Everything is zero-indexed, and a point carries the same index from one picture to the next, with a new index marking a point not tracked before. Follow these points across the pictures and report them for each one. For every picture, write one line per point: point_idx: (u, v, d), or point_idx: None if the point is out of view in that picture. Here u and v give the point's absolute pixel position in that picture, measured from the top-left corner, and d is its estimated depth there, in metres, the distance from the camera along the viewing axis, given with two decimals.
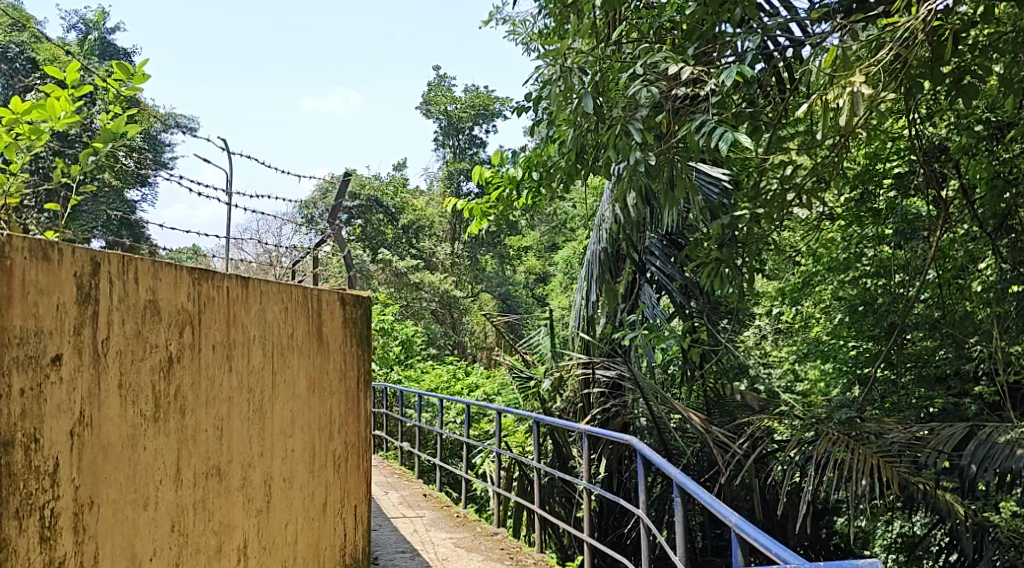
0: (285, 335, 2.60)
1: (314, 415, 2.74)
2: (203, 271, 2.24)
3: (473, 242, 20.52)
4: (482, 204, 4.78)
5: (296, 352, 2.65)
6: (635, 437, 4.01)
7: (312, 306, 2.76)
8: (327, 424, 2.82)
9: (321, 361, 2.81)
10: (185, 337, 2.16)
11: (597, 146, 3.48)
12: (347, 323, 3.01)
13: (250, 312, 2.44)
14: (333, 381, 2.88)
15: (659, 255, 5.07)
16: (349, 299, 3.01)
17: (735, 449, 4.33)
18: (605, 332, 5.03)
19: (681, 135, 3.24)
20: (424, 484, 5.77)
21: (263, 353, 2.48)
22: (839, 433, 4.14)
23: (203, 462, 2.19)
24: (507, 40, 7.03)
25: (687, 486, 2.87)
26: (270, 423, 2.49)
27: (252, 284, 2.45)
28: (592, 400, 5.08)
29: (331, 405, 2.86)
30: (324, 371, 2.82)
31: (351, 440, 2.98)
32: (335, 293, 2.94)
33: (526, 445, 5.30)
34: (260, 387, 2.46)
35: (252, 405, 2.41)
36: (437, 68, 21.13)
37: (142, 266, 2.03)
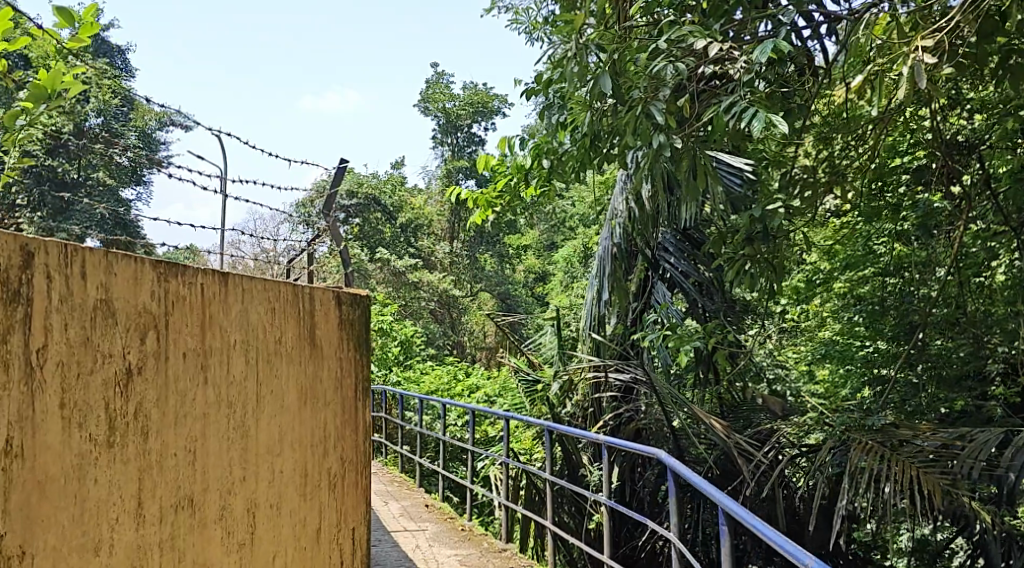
0: (273, 339, 2.33)
1: (306, 430, 2.47)
2: (169, 265, 1.97)
3: (472, 241, 20.24)
4: (487, 195, 4.50)
5: (284, 358, 2.38)
6: (662, 451, 3.72)
7: (302, 305, 2.49)
8: (321, 439, 2.55)
9: (314, 369, 2.53)
10: (148, 345, 1.89)
11: (614, 132, 3.21)
12: (344, 325, 2.73)
13: (230, 313, 2.17)
14: (326, 390, 2.60)
15: (673, 251, 4.81)
16: (344, 299, 2.74)
17: (759, 458, 4.07)
18: (617, 332, 4.78)
19: (708, 118, 2.97)
20: (426, 493, 5.51)
21: (246, 360, 2.21)
22: (872, 442, 3.89)
23: (172, 494, 1.93)
24: (509, 30, 6.77)
25: (727, 510, 2.61)
26: (254, 441, 2.22)
27: (232, 280, 2.18)
28: (604, 405, 4.82)
29: (325, 418, 2.58)
30: (316, 380, 2.54)
31: (348, 456, 2.71)
32: (330, 291, 2.66)
33: (534, 452, 5.03)
34: (243, 399, 2.19)
35: (234, 421, 2.15)
36: (434, 65, 20.89)
37: (90, 258, 1.75)
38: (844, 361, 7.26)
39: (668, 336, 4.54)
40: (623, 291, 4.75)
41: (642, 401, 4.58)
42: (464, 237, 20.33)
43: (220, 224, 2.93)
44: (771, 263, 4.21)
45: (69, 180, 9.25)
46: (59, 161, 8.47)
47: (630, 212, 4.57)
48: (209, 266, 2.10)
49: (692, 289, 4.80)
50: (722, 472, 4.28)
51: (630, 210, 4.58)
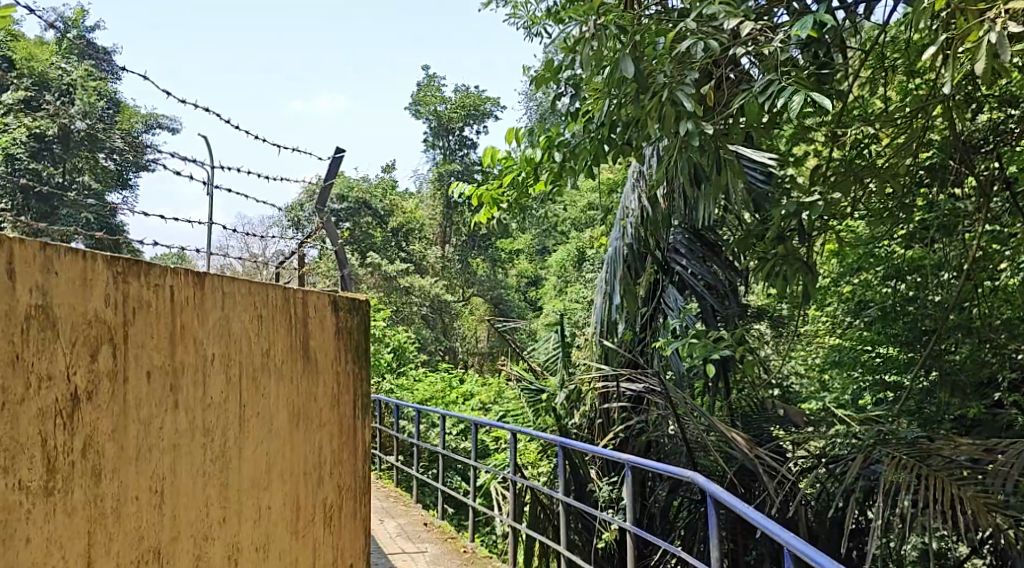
0: (259, 352, 2.05)
1: (300, 457, 2.20)
2: (129, 265, 1.68)
3: (463, 245, 19.98)
4: (493, 188, 4.09)
5: (274, 374, 2.11)
6: (696, 474, 3.36)
7: (295, 312, 2.21)
8: (314, 466, 2.27)
9: (306, 386, 2.25)
10: (102, 362, 1.61)
11: (632, 120, 2.95)
12: (340, 335, 2.45)
13: (208, 322, 1.89)
14: (321, 410, 2.32)
15: (684, 252, 4.58)
16: (340, 304, 2.46)
17: (786, 474, 3.78)
18: (626, 339, 4.51)
19: (740, 102, 2.70)
20: (423, 510, 5.22)
21: (227, 378, 1.93)
22: (908, 457, 3.56)
23: (133, 545, 1.65)
24: (506, 23, 6.41)
25: (797, 552, 2.39)
26: (236, 474, 1.95)
27: (208, 283, 1.89)
28: (614, 417, 4.55)
29: (320, 441, 2.31)
30: (309, 398, 2.26)
31: (344, 484, 2.43)
32: (327, 297, 2.39)
33: (540, 466, 4.75)
34: (223, 424, 1.91)
35: (211, 453, 1.87)
36: (425, 67, 20.63)
37: (26, 254, 1.47)
38: (854, 368, 7.02)
39: (686, 342, 4.27)
40: (633, 296, 4.44)
41: (655, 412, 4.30)
42: (456, 241, 20.06)
43: (209, 220, 2.65)
44: (794, 266, 3.94)
45: (48, 180, 8.84)
46: (39, 163, 8.10)
47: (643, 209, 4.33)
48: (181, 267, 1.82)
49: (707, 292, 4.55)
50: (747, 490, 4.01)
51: (644, 207, 4.34)
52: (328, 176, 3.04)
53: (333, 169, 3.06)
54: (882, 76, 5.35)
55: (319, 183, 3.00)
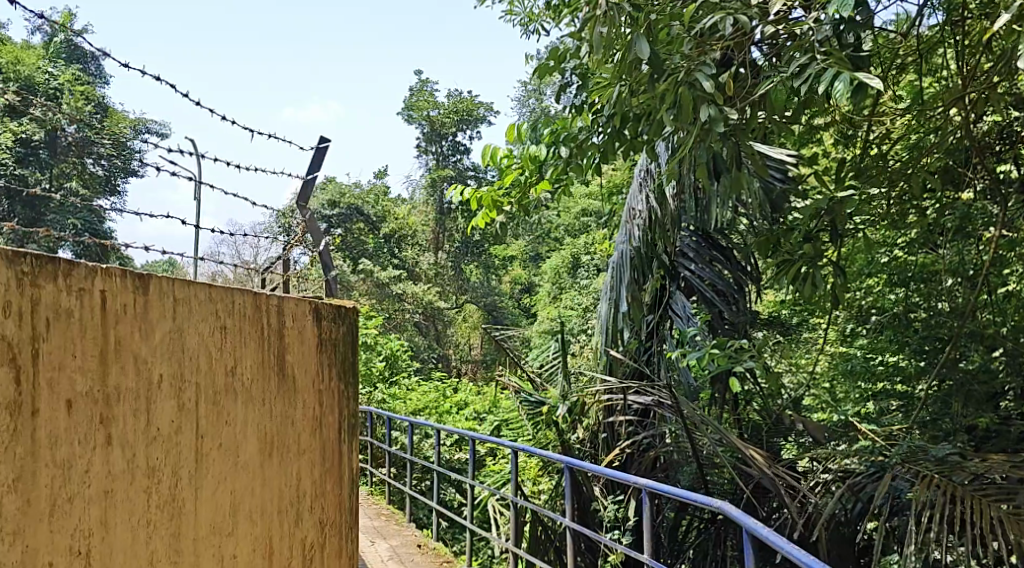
0: (222, 371, 1.80)
1: (273, 494, 1.94)
2: (40, 274, 1.43)
3: (457, 251, 19.67)
4: (493, 190, 3.77)
5: (241, 397, 1.85)
6: (712, 500, 3.10)
7: (267, 322, 1.95)
8: (292, 500, 2.01)
9: (282, 408, 1.99)
10: (3, 393, 1.36)
11: (644, 108, 2.70)
12: (325, 347, 2.19)
13: (153, 338, 1.63)
14: (301, 434, 2.06)
15: (692, 256, 4.34)
16: (324, 313, 2.19)
17: (807, 493, 3.53)
18: (632, 348, 4.27)
19: (769, 86, 2.45)
20: (418, 529, 4.96)
21: (177, 405, 1.68)
22: (938, 474, 3.30)
23: None
24: (502, 21, 6.00)
25: None
26: (190, 518, 1.70)
27: (152, 292, 1.64)
28: (619, 431, 4.31)
29: (300, 470, 2.05)
30: (286, 422, 2.00)
31: (330, 517, 2.18)
32: (309, 305, 2.13)
33: (541, 483, 4.50)
34: (172, 461, 1.66)
35: (155, 498, 1.62)
36: (417, 72, 20.39)
37: None
38: (865, 377, 6.77)
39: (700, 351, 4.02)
40: (641, 304, 4.19)
41: (664, 427, 4.06)
42: (449, 247, 19.76)
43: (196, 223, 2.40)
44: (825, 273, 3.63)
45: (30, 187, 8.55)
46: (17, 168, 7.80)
47: (652, 210, 4.08)
48: (114, 269, 1.56)
49: (719, 299, 4.32)
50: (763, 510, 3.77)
51: (653, 208, 4.07)
52: (315, 169, 2.78)
53: (317, 162, 2.81)
54: (896, 74, 5.14)
55: (303, 177, 2.74)
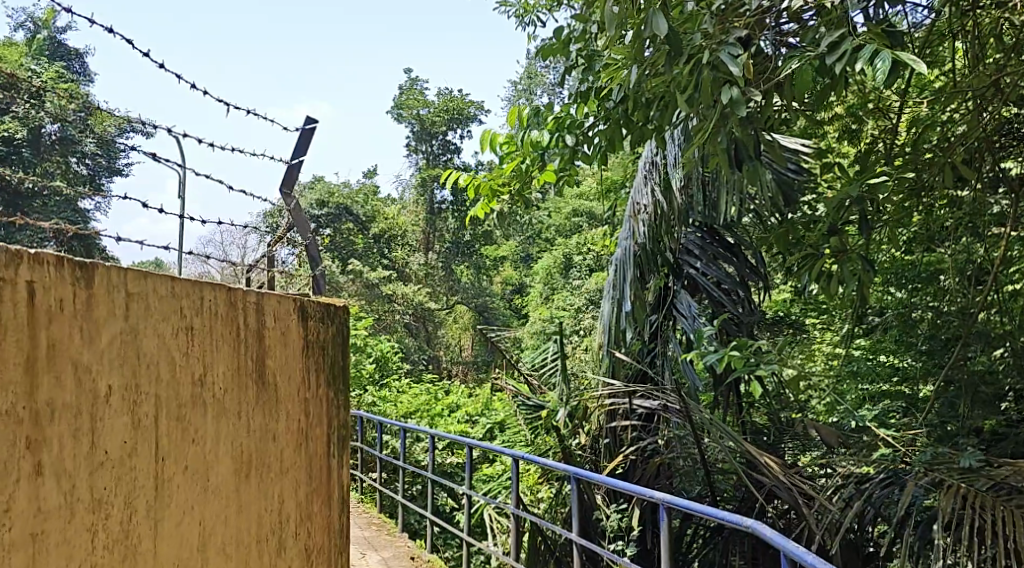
0: (188, 381, 1.55)
1: (252, 524, 1.69)
2: None
3: (447, 251, 19.41)
4: (492, 178, 3.51)
5: (213, 411, 1.60)
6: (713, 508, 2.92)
7: (245, 322, 1.70)
8: (275, 529, 1.76)
9: (262, 421, 1.74)
10: None
11: (657, 90, 2.51)
12: (314, 351, 1.93)
13: (99, 342, 1.39)
14: (287, 451, 1.81)
15: (698, 254, 4.16)
16: (313, 312, 1.94)
17: (824, 501, 3.35)
18: (635, 350, 4.07)
19: (799, 67, 2.29)
20: (411, 540, 4.74)
21: (131, 422, 1.43)
22: (962, 481, 3.12)
23: None
24: (497, 12, 5.80)
25: None
26: (146, 558, 1.45)
27: (95, 290, 1.39)
28: (623, 437, 4.12)
29: (285, 491, 1.80)
30: (268, 437, 1.75)
31: (323, 544, 1.93)
32: (297, 303, 1.88)
33: (540, 491, 4.30)
34: (124, 491, 1.42)
35: (102, 536, 1.37)
36: (407, 70, 20.15)
37: None
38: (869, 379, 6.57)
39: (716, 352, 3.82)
40: (646, 303, 4.01)
41: (669, 432, 3.89)
42: (440, 247, 19.46)
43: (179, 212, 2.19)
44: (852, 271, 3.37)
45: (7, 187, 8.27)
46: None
47: (658, 204, 3.88)
48: (44, 258, 1.32)
49: (727, 298, 4.14)
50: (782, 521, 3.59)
51: (659, 202, 3.88)
52: (301, 151, 2.57)
53: (302, 147, 2.58)
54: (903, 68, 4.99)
55: (289, 162, 2.52)
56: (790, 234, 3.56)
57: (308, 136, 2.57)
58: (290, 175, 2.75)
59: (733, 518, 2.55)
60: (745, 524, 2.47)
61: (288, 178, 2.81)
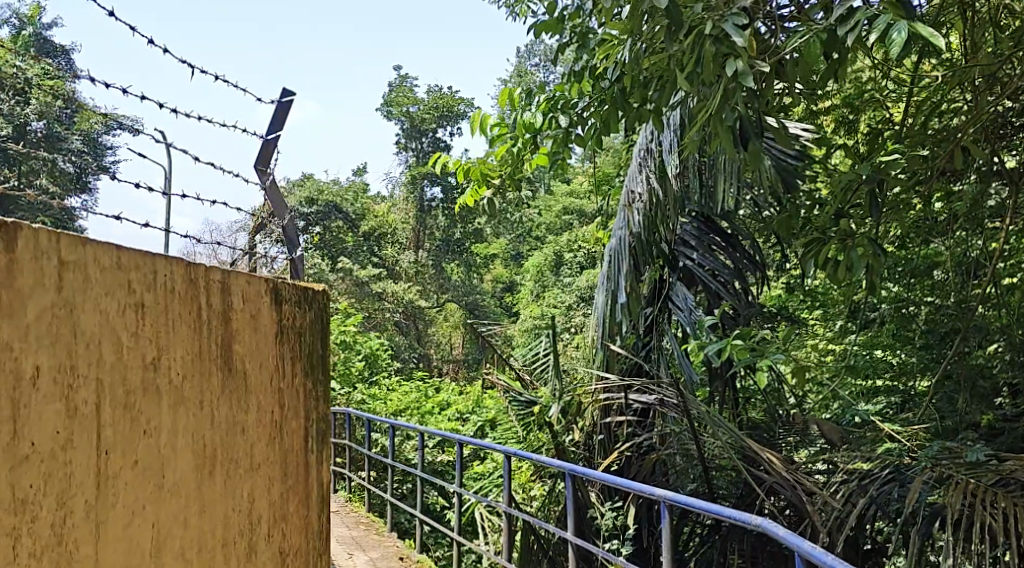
0: (138, 364, 1.39)
1: (213, 526, 1.53)
2: None
3: (438, 250, 19.25)
4: (482, 163, 3.48)
5: (167, 399, 1.44)
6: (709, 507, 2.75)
7: (206, 302, 1.55)
8: (238, 529, 1.60)
9: (222, 412, 1.57)
10: None
11: (658, 67, 2.42)
12: (283, 336, 1.78)
13: (26, 315, 1.20)
14: (250, 443, 1.65)
15: (695, 245, 4.05)
16: (283, 293, 1.78)
17: (826, 498, 3.26)
18: (630, 343, 3.95)
19: (811, 45, 2.20)
20: (401, 541, 4.62)
21: (65, 410, 1.25)
22: (967, 475, 3.03)
23: None
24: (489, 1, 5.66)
25: None
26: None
27: (21, 256, 1.20)
28: (618, 433, 4.01)
29: (248, 488, 1.64)
30: (229, 428, 1.59)
31: (292, 547, 1.77)
32: (267, 285, 1.74)
33: (533, 488, 4.19)
34: (56, 489, 1.23)
35: (29, 542, 1.18)
36: (397, 67, 20.00)
37: None
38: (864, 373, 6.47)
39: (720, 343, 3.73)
40: (641, 295, 3.90)
41: (667, 427, 3.78)
42: (430, 244, 19.19)
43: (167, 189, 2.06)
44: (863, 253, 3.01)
45: None
46: None
47: (653, 192, 3.78)
48: None
49: (723, 289, 4.04)
50: (786, 518, 3.48)
51: (654, 190, 3.78)
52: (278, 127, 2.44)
53: (279, 120, 2.44)
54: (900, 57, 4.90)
55: (266, 138, 2.39)
56: (793, 223, 3.46)
57: (286, 109, 2.44)
58: (268, 153, 2.62)
59: (742, 516, 2.39)
60: (755, 521, 2.29)
61: (266, 158, 2.67)
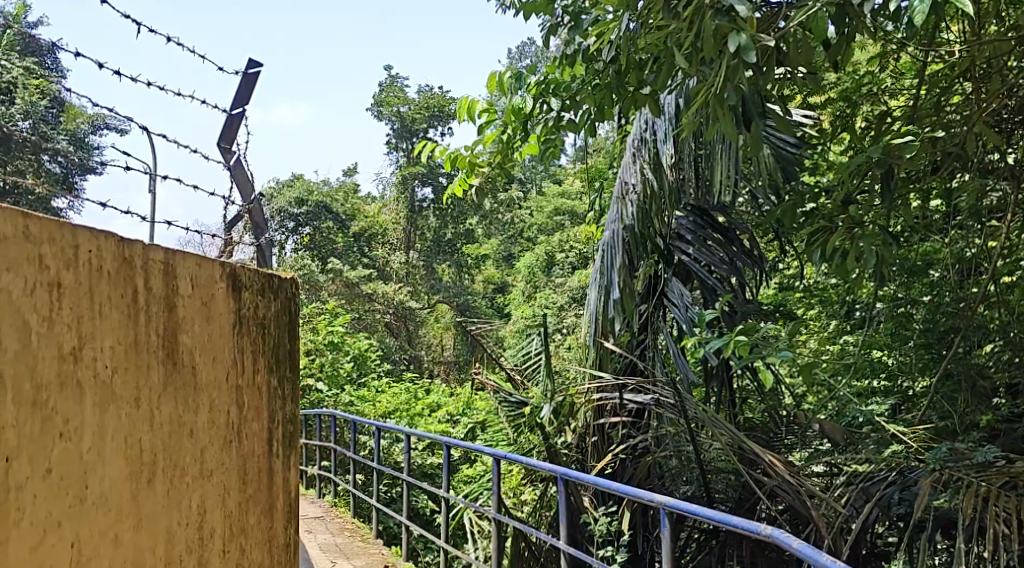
0: (54, 354, 1.21)
1: (152, 542, 1.37)
2: None
3: (428, 250, 18.62)
4: (471, 151, 3.33)
5: (94, 397, 1.26)
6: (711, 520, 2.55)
7: (145, 285, 1.38)
8: (183, 543, 1.43)
9: (165, 409, 1.40)
10: None
11: (654, 47, 2.29)
12: (240, 327, 1.60)
13: None
14: (199, 446, 1.47)
15: (691, 240, 3.91)
16: (241, 279, 1.61)
17: (830, 502, 3.12)
18: (625, 341, 3.81)
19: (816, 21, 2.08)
20: (386, 547, 4.47)
21: None
22: (975, 476, 2.91)
23: None
24: None
25: None
26: None
27: None
28: (612, 434, 3.88)
29: (196, 496, 1.46)
30: (174, 428, 1.42)
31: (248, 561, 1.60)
32: (222, 269, 1.57)
33: (524, 492, 4.04)
34: None
35: None
36: (388, 66, 19.81)
37: None
38: None
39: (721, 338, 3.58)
40: (635, 291, 3.77)
41: (663, 428, 3.64)
42: (421, 246, 18.75)
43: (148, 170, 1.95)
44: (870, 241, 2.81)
45: None
46: None
47: (648, 183, 3.68)
48: None
49: (719, 285, 3.92)
50: (788, 522, 3.33)
51: (649, 181, 3.68)
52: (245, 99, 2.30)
53: (246, 93, 2.29)
54: (897, 50, 4.79)
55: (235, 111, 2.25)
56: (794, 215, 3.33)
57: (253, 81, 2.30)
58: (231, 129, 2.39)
59: (750, 525, 2.20)
60: (765, 531, 2.11)
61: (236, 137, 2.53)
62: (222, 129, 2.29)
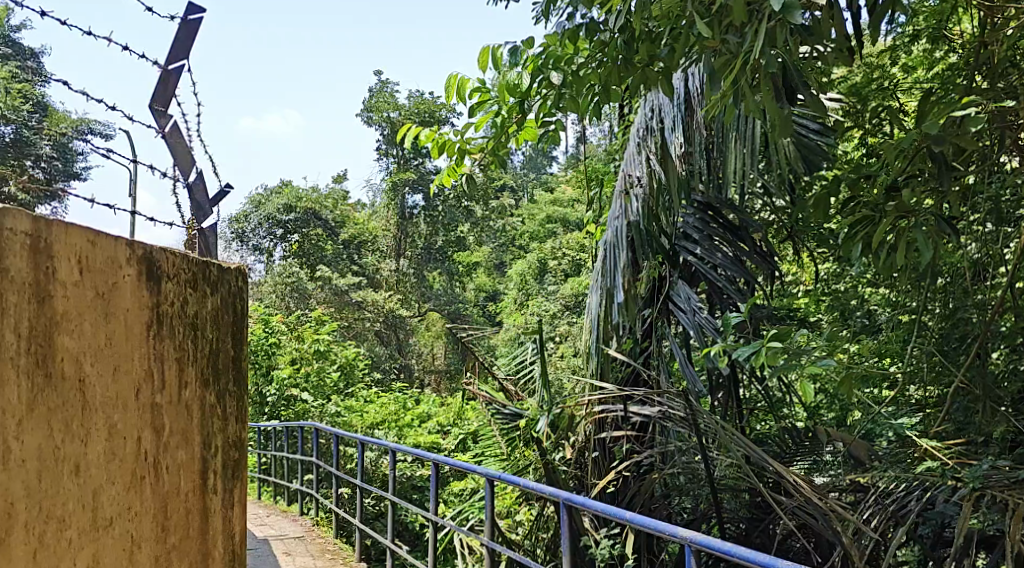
0: None
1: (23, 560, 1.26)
2: None
3: (419, 257, 18.00)
4: (462, 136, 3.05)
5: None
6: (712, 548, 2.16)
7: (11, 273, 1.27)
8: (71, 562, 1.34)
9: (45, 411, 1.31)
10: None
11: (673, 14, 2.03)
12: (149, 323, 1.50)
13: None
14: (97, 453, 1.39)
15: (699, 239, 3.63)
16: (147, 271, 1.51)
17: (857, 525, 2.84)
18: (628, 348, 3.52)
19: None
20: None
21: None
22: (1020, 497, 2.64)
23: None
24: None
25: None
26: None
27: None
28: (615, 450, 3.59)
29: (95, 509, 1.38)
30: (59, 434, 1.33)
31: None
32: (124, 256, 1.47)
33: (519, 512, 3.74)
34: None
35: None
36: (378, 72, 19.56)
37: None
38: None
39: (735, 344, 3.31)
40: (638, 295, 3.50)
41: (672, 443, 3.35)
42: (411, 253, 18.00)
43: None
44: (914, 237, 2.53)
45: None
46: None
47: (655, 175, 3.41)
48: None
49: (729, 286, 3.58)
50: (809, 545, 3.06)
51: (656, 173, 3.41)
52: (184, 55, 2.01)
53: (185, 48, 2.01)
54: (909, 44, 4.52)
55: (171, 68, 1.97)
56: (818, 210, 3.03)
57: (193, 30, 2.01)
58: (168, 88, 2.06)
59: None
60: None
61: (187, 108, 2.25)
62: (156, 88, 1.99)
